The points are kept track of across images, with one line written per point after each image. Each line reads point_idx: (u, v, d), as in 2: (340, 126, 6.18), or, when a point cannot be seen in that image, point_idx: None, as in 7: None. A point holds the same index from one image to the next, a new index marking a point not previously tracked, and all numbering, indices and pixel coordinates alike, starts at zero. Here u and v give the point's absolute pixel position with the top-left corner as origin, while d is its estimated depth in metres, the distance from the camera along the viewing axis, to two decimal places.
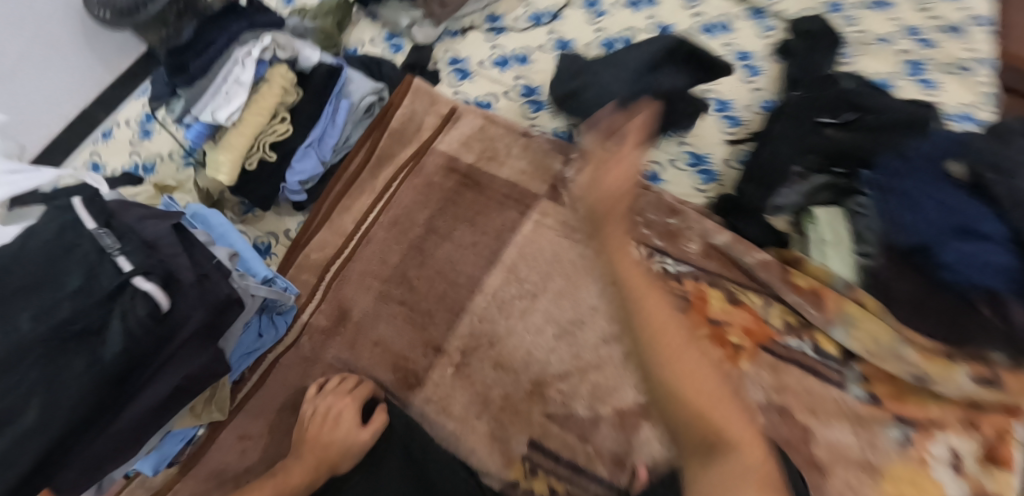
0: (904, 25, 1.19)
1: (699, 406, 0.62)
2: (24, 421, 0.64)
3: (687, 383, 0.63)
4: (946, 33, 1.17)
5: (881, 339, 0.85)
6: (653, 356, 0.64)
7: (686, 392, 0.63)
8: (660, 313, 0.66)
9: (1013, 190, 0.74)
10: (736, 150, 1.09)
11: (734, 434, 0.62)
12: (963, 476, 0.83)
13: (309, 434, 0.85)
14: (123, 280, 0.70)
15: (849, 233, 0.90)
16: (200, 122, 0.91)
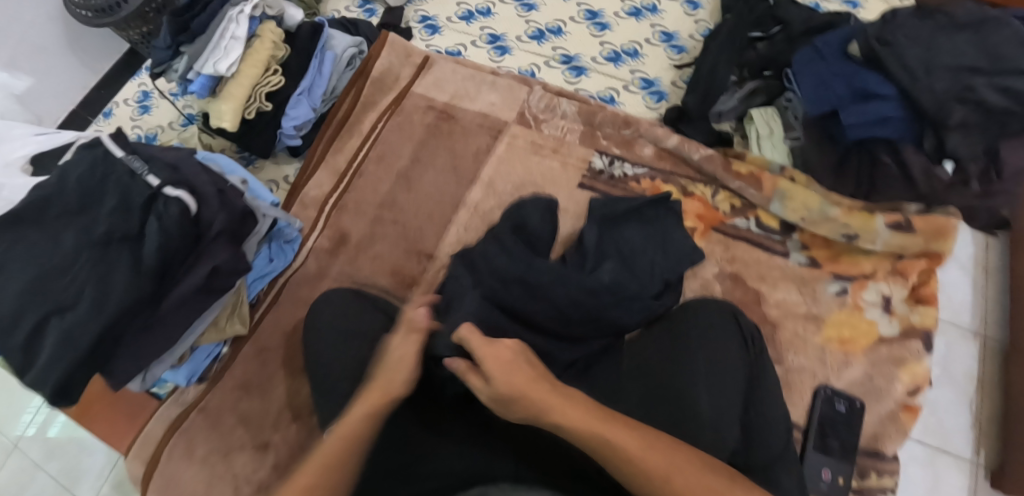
0: None
1: (588, 430, 0.63)
2: (83, 305, 0.75)
3: (567, 414, 0.64)
4: None
5: (811, 206, 0.99)
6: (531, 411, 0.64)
7: (570, 419, 0.64)
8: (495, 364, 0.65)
9: (900, 57, 0.91)
10: (681, 73, 1.21)
11: (627, 441, 0.63)
12: (892, 315, 0.96)
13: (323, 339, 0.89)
14: (153, 191, 0.80)
15: (781, 125, 1.07)
16: (203, 75, 1.02)
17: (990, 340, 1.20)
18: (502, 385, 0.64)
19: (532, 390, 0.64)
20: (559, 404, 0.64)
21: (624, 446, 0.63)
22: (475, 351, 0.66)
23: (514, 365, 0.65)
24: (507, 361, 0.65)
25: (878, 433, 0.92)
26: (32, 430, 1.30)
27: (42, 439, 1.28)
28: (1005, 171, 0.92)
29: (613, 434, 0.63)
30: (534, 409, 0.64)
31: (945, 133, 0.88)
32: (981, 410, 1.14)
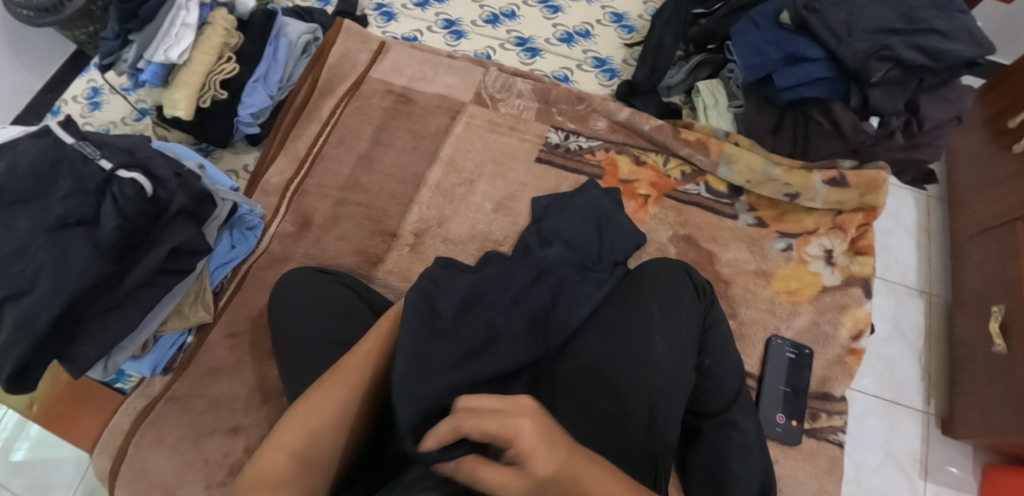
0: None
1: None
2: (39, 287, 0.74)
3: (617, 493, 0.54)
4: None
5: (755, 167, 1.05)
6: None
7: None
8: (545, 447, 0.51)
9: (826, 21, 0.98)
10: (632, 52, 1.26)
11: None
12: (835, 266, 1.03)
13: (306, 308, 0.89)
14: (106, 175, 0.79)
15: (725, 94, 1.14)
16: (154, 63, 1.01)
17: (936, 296, 1.29)
18: (552, 478, 0.50)
19: (582, 479, 0.51)
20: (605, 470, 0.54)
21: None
22: (518, 448, 0.50)
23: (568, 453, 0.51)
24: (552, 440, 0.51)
25: (827, 377, 0.98)
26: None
27: (6, 462, 1.21)
28: (925, 124, 1.00)
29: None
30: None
31: (868, 90, 0.97)
32: (930, 361, 1.23)
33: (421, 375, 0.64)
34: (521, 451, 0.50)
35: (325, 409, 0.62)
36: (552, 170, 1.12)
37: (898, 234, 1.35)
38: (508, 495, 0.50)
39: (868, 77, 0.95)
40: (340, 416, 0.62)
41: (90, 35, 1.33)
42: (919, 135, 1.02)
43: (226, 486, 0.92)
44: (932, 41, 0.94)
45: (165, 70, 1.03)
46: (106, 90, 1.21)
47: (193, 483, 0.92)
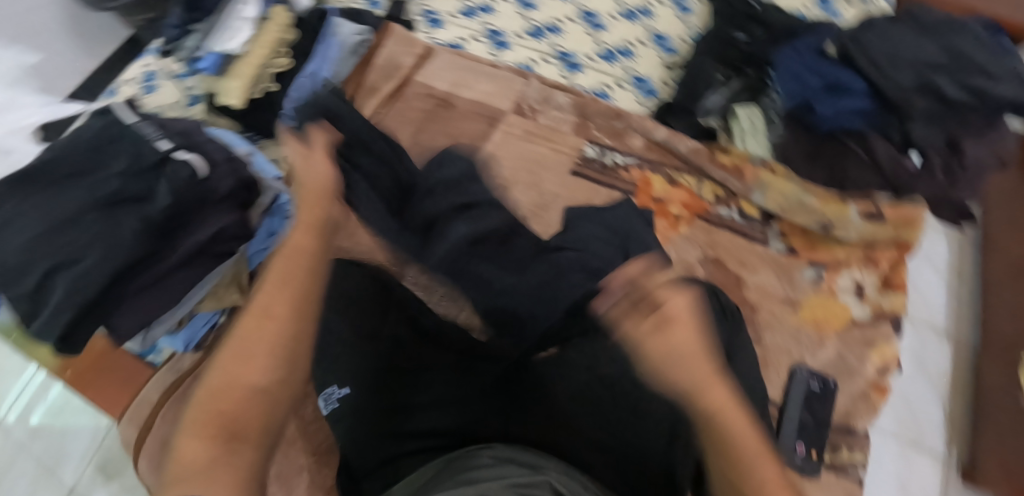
0: None
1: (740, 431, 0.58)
2: (91, 257, 0.76)
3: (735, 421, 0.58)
4: None
5: (788, 194, 1.06)
6: (689, 390, 0.58)
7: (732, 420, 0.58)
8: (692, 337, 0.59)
9: (868, 53, 1.01)
10: (672, 73, 1.28)
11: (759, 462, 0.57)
12: (864, 300, 1.03)
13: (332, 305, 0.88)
14: (162, 155, 0.84)
15: (762, 121, 1.11)
16: (214, 53, 1.11)
17: (963, 342, 1.27)
18: (675, 351, 0.58)
19: (698, 369, 0.58)
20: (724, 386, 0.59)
21: (757, 460, 0.57)
22: (672, 306, 0.60)
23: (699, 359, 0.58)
24: (678, 333, 0.59)
25: (849, 410, 0.97)
26: (13, 417, 1.30)
27: (25, 425, 1.29)
28: (965, 161, 0.98)
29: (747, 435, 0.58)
30: (699, 402, 0.58)
31: (910, 126, 0.97)
32: (953, 407, 1.22)
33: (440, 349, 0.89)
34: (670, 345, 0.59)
35: (254, 370, 0.67)
36: (585, 182, 1.13)
37: (929, 275, 1.33)
38: (641, 341, 0.60)
39: (909, 110, 0.97)
40: (263, 380, 0.66)
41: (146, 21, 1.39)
42: (959, 173, 0.98)
43: None
44: (979, 81, 0.94)
45: (223, 59, 1.11)
46: None
47: None
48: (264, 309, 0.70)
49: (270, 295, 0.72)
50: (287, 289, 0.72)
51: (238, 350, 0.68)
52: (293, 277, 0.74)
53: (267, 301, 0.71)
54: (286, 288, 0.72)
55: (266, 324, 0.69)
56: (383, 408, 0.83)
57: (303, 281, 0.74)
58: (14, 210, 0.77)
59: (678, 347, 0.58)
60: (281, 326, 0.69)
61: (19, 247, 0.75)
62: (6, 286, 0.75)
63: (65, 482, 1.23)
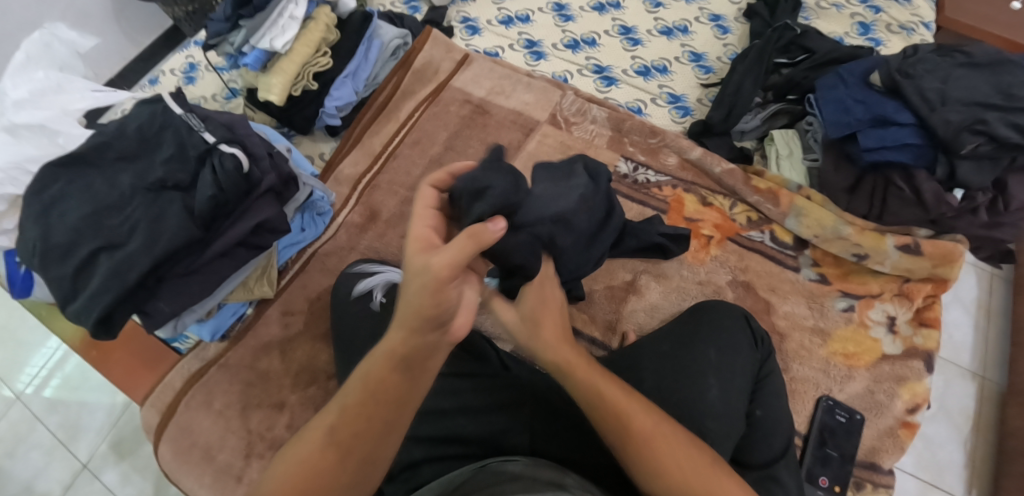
0: None
1: (618, 408, 0.67)
2: (133, 243, 0.80)
3: (611, 400, 0.68)
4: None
5: (825, 223, 1.04)
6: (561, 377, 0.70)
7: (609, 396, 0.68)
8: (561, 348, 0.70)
9: (919, 88, 0.98)
10: (707, 93, 1.25)
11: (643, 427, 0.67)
12: (896, 335, 1.00)
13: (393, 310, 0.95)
14: (208, 147, 0.86)
15: (800, 147, 1.13)
16: (258, 49, 1.06)
17: (990, 383, 1.24)
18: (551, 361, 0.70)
19: (567, 359, 0.69)
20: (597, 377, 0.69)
21: (634, 415, 0.67)
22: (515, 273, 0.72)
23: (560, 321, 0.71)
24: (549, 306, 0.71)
25: (875, 447, 0.95)
26: (31, 388, 1.31)
27: (42, 395, 1.30)
28: (1012, 203, 0.98)
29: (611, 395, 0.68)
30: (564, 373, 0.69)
31: (957, 161, 0.95)
32: (976, 448, 1.18)
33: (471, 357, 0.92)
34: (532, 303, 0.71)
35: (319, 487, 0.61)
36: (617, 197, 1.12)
37: (956, 311, 1.31)
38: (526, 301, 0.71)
39: (959, 147, 0.94)
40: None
41: (188, 13, 1.45)
42: (1002, 214, 1.00)
43: (265, 460, 0.94)
44: None
45: (267, 57, 1.08)
46: (202, 67, 1.28)
47: (234, 450, 0.95)
48: (360, 407, 0.62)
49: (361, 407, 0.62)
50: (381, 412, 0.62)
51: (310, 457, 0.62)
52: (380, 404, 0.62)
53: (351, 411, 0.62)
54: (371, 411, 0.62)
55: (354, 431, 0.62)
56: (418, 409, 0.86)
57: (387, 408, 0.63)
58: (57, 194, 0.82)
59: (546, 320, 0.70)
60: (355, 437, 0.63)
61: (66, 229, 0.80)
62: (44, 266, 0.80)
63: (79, 457, 1.25)
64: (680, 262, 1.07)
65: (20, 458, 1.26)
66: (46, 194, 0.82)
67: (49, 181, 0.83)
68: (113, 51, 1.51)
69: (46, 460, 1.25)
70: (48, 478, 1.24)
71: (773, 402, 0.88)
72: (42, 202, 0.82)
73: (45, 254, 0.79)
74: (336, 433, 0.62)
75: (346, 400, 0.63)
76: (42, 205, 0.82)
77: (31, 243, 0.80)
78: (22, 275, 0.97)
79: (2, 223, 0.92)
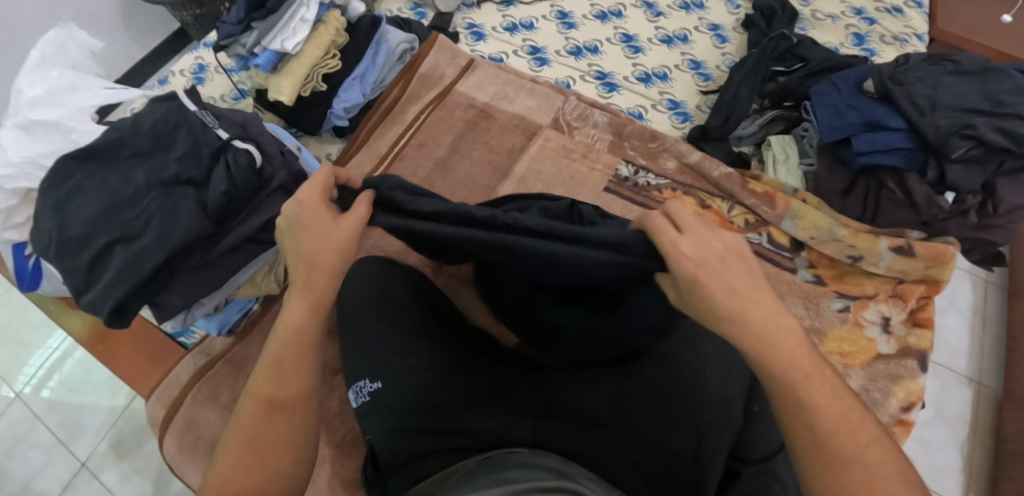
0: (853, 3, 1.39)
1: (824, 416, 0.66)
2: (148, 236, 0.82)
3: (820, 401, 0.66)
4: (889, 11, 1.37)
5: (821, 225, 1.06)
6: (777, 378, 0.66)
7: (818, 405, 0.66)
8: (790, 349, 0.66)
9: (910, 94, 1.01)
10: (706, 99, 1.28)
11: (841, 435, 0.66)
12: (890, 335, 1.03)
13: (387, 304, 0.97)
14: (222, 143, 0.89)
15: (797, 152, 1.16)
16: (269, 50, 1.08)
17: (984, 387, 1.26)
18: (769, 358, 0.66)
19: (790, 360, 0.66)
20: (813, 383, 0.67)
21: (829, 421, 0.66)
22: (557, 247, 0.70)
23: (757, 292, 0.66)
24: (738, 272, 0.66)
25: None
26: (30, 388, 1.32)
27: (42, 394, 1.31)
28: (1001, 206, 1.01)
29: (818, 396, 0.66)
30: (780, 375, 0.66)
31: (947, 164, 0.98)
32: (973, 453, 1.20)
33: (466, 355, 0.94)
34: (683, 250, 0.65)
35: (271, 453, 0.68)
36: (618, 200, 1.15)
37: (953, 317, 1.33)
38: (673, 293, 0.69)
39: (949, 152, 0.97)
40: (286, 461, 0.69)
41: (196, 17, 1.48)
42: (992, 216, 1.02)
43: None
44: (1016, 125, 0.95)
45: (277, 58, 1.10)
46: (210, 68, 1.31)
47: None
48: (276, 365, 0.71)
49: (278, 366, 0.71)
50: (298, 363, 0.71)
51: (246, 421, 0.70)
52: (297, 352, 0.71)
53: (268, 372, 0.70)
54: (292, 362, 0.71)
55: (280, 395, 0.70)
56: (418, 402, 0.87)
57: (306, 351, 0.71)
58: (73, 188, 0.85)
59: (740, 289, 0.65)
60: (289, 401, 0.70)
61: (81, 221, 0.82)
62: (60, 258, 0.82)
63: (79, 456, 1.26)
64: None
65: (20, 457, 1.27)
66: (62, 189, 0.85)
67: (65, 175, 0.85)
68: (120, 54, 1.54)
69: (46, 459, 1.26)
70: (47, 477, 1.25)
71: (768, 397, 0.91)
72: (58, 195, 0.84)
73: (61, 245, 0.82)
74: (260, 396, 0.70)
75: (263, 368, 0.71)
76: (58, 198, 0.84)
77: (47, 235, 0.82)
78: (30, 269, 0.98)
79: (14, 218, 0.93)
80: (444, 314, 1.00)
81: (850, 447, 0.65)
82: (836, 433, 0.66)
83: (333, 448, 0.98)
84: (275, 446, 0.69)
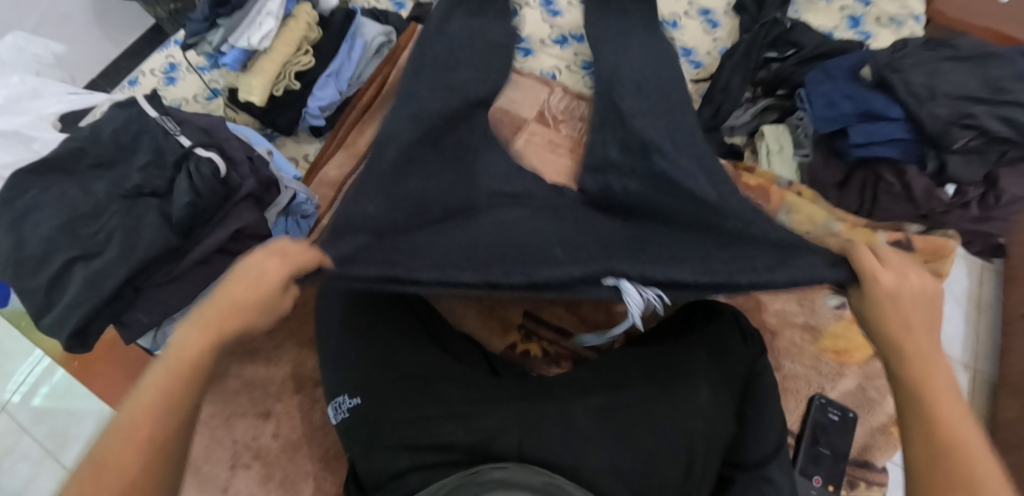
0: None
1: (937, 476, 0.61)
2: (109, 253, 0.79)
3: (944, 423, 0.63)
4: None
5: (816, 219, 1.01)
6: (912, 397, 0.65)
7: (939, 413, 0.63)
8: (941, 425, 0.63)
9: (908, 83, 0.97)
10: (696, 90, 1.24)
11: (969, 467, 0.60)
12: None
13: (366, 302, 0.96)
14: (184, 151, 0.86)
15: (791, 142, 1.11)
16: (237, 48, 1.04)
17: (981, 374, 1.25)
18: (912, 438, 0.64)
19: (930, 400, 0.64)
20: (954, 416, 0.63)
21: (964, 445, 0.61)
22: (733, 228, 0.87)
23: (924, 333, 0.66)
24: (924, 313, 0.66)
25: (867, 444, 0.96)
26: (19, 396, 1.35)
27: (29, 406, 1.34)
28: (1003, 197, 0.98)
29: (954, 425, 0.62)
30: (915, 386, 0.65)
31: (947, 156, 0.94)
32: None
33: (445, 365, 0.91)
34: (901, 298, 0.66)
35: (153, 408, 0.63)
36: None
37: (950, 305, 1.29)
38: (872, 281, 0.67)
39: (950, 142, 0.93)
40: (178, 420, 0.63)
41: (170, 12, 1.42)
42: (993, 208, 1.00)
43: (252, 471, 0.95)
44: (1017, 113, 0.92)
45: (246, 56, 1.06)
46: (182, 67, 1.26)
47: (219, 460, 0.96)
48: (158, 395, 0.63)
49: (168, 413, 0.63)
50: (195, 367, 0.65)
51: (177, 350, 0.65)
52: (187, 384, 0.64)
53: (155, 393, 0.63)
54: (172, 405, 0.63)
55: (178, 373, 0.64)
56: (400, 416, 0.84)
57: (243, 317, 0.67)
58: (30, 203, 0.82)
59: (915, 325, 0.66)
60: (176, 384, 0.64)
61: (38, 240, 0.80)
62: (18, 278, 0.79)
63: (66, 465, 1.30)
64: None
65: (9, 471, 1.31)
66: (20, 202, 0.82)
67: (22, 189, 0.82)
68: (93, 53, 1.49)
69: (35, 471, 1.31)
70: (36, 488, 1.30)
71: (761, 403, 0.89)
72: (15, 212, 0.81)
73: (18, 266, 0.79)
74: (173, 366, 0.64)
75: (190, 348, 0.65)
76: (16, 215, 0.81)
77: (3, 254, 0.79)
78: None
79: None
80: (427, 324, 0.97)
81: (955, 434, 0.62)
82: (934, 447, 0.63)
83: (318, 462, 0.96)
84: (166, 422, 0.63)
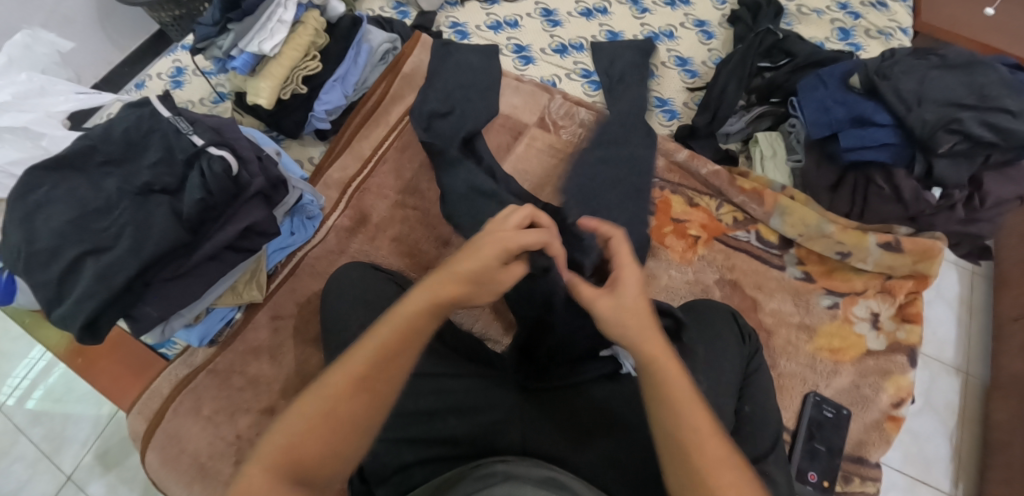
0: None
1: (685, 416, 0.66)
2: (120, 247, 0.82)
3: (680, 400, 0.66)
4: (875, 5, 1.36)
5: (809, 221, 1.06)
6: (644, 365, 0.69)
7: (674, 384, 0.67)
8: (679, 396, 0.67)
9: (897, 89, 1.00)
10: (692, 96, 1.27)
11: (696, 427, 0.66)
12: (880, 331, 1.03)
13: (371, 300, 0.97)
14: (197, 149, 0.88)
15: (784, 148, 1.15)
16: (247, 53, 1.06)
17: (973, 377, 1.26)
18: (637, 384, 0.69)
19: (655, 365, 0.68)
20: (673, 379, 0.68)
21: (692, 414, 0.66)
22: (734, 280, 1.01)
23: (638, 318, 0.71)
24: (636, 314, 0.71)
25: (862, 441, 0.98)
26: (13, 400, 1.36)
27: (24, 409, 1.35)
28: (987, 199, 1.01)
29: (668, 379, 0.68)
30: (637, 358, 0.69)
31: (934, 159, 0.98)
32: (962, 443, 1.20)
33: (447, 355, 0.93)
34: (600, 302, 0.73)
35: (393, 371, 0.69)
36: None
37: (940, 307, 1.32)
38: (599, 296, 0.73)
39: (935, 147, 0.96)
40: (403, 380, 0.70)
41: (175, 18, 1.45)
42: (979, 210, 1.03)
43: None
44: (1000, 119, 0.95)
45: (255, 60, 1.08)
46: (189, 71, 1.29)
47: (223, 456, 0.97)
48: (382, 355, 0.69)
49: (382, 375, 0.69)
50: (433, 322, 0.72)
51: (405, 312, 0.71)
52: (403, 348, 0.70)
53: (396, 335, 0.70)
54: (395, 367, 0.69)
55: (401, 336, 0.70)
56: (407, 410, 0.86)
57: (401, 359, 0.69)
58: (42, 198, 0.83)
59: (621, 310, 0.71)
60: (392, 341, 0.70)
61: (51, 232, 0.82)
62: (29, 272, 0.81)
63: (66, 467, 1.29)
64: (667, 262, 1.10)
65: (6, 471, 1.30)
66: (33, 199, 0.84)
67: (33, 187, 0.84)
68: (98, 57, 1.52)
69: (30, 473, 1.29)
70: (34, 489, 1.28)
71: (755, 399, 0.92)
72: (27, 207, 0.83)
73: (30, 258, 0.81)
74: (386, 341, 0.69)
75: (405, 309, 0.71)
76: (27, 209, 0.83)
77: (15, 248, 0.81)
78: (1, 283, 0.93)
79: None
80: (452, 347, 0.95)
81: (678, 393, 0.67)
82: (707, 466, 0.63)
83: None
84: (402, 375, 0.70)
